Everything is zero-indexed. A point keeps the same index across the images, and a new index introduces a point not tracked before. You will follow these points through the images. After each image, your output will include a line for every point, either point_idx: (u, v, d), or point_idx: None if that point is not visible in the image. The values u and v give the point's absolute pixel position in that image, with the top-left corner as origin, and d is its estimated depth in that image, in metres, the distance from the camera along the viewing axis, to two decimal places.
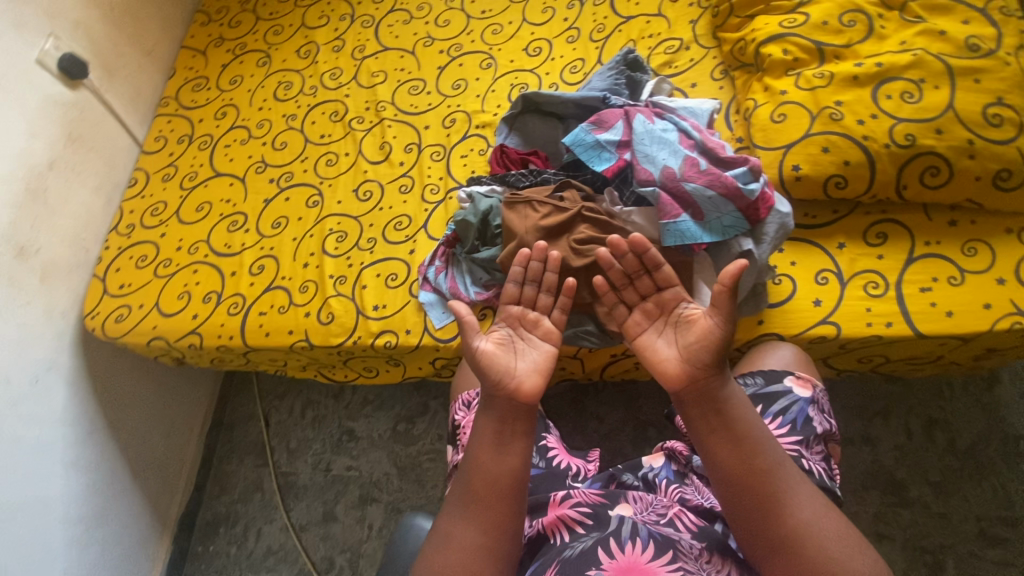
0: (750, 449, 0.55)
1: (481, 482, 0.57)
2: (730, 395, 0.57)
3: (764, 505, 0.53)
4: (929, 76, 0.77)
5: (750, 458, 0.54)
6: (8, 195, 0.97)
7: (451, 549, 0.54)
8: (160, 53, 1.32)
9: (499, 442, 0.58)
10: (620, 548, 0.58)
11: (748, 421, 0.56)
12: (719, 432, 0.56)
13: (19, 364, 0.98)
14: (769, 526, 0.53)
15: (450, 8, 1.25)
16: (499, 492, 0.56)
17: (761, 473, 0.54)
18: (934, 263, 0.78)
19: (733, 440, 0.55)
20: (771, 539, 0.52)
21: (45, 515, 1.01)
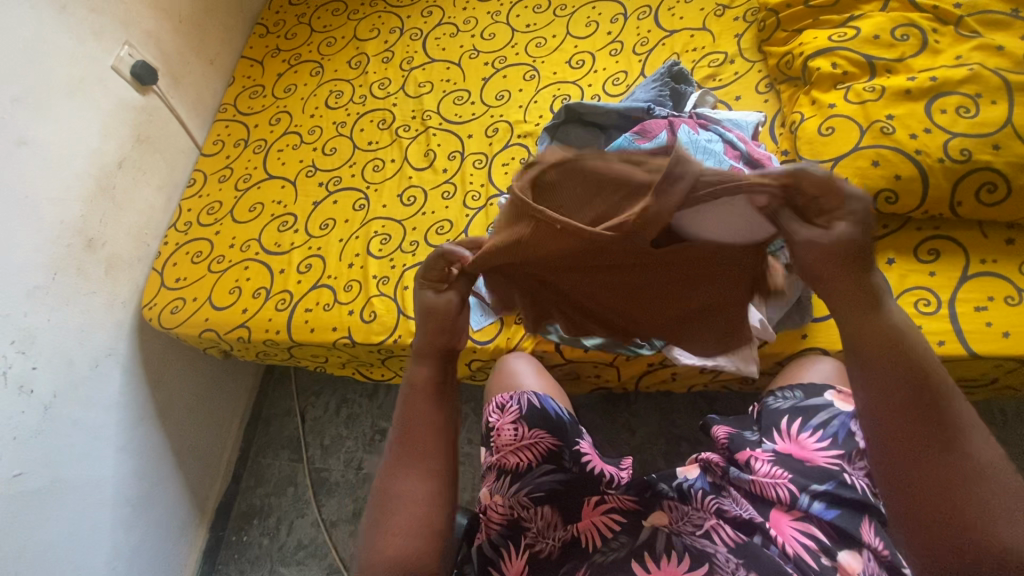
0: (917, 380, 0.42)
1: (417, 510, 0.50)
2: (895, 316, 0.44)
3: (926, 446, 0.41)
4: (986, 91, 0.75)
5: (916, 391, 0.42)
6: (81, 191, 1.04)
7: (399, 508, 0.50)
8: (221, 62, 1.40)
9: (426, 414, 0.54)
10: (654, 560, 0.61)
11: (916, 348, 0.43)
12: (884, 364, 0.43)
13: (82, 349, 1.04)
14: (937, 481, 0.41)
15: (496, 22, 1.29)
16: (426, 449, 0.53)
17: (929, 409, 0.42)
18: (989, 281, 0.76)
19: (896, 365, 0.43)
20: (931, 485, 0.41)
21: (95, 494, 1.05)
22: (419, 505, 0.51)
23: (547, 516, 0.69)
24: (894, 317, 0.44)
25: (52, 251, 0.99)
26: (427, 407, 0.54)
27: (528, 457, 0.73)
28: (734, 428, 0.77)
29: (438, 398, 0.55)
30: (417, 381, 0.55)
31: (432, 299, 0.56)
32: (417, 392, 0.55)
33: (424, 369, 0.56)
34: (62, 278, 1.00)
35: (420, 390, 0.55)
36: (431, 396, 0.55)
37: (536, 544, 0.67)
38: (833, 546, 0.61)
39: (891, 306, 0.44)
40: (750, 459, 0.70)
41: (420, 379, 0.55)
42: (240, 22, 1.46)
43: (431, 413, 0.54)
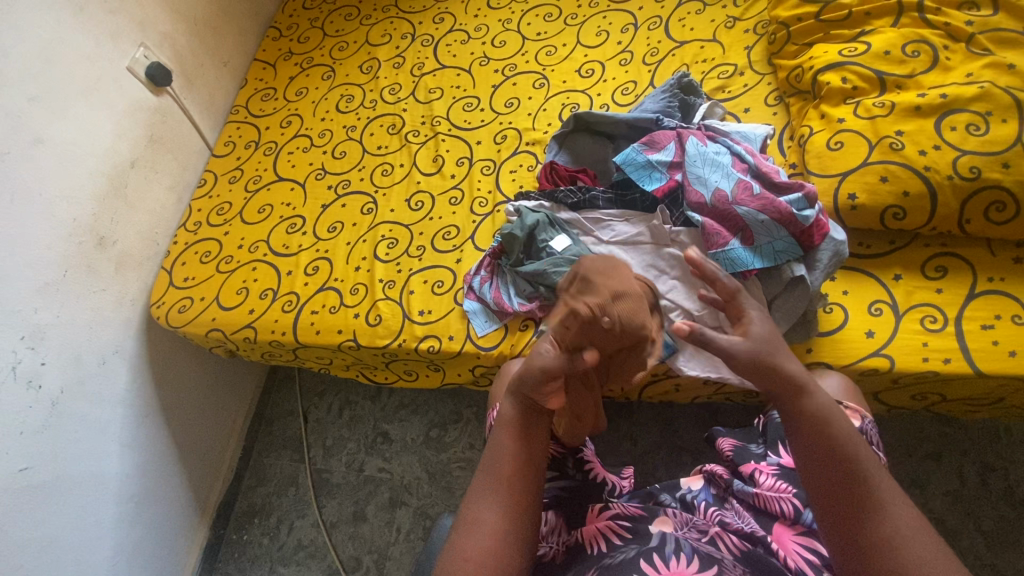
0: (835, 455, 0.49)
1: (507, 475, 0.56)
2: (818, 400, 0.51)
3: (854, 526, 0.47)
4: (997, 109, 0.75)
5: (832, 463, 0.49)
6: (94, 189, 1.06)
7: (479, 535, 0.53)
8: (234, 64, 1.41)
9: (505, 453, 0.57)
10: (666, 562, 0.58)
11: (840, 428, 0.50)
12: (800, 433, 0.51)
13: (89, 346, 1.05)
14: (846, 524, 0.47)
15: (507, 30, 1.30)
16: (506, 479, 0.56)
17: (850, 483, 0.48)
18: (997, 300, 0.75)
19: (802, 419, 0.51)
20: (853, 534, 0.47)
21: (100, 490, 1.06)
22: (511, 486, 0.56)
23: (551, 521, 0.68)
24: (816, 403, 0.51)
25: (63, 248, 1.00)
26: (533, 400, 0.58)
27: None
28: (738, 439, 0.78)
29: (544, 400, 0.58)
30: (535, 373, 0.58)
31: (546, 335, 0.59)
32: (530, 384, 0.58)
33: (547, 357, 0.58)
34: (73, 275, 1.02)
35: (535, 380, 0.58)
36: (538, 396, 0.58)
37: (540, 549, 0.66)
38: None
39: (813, 397, 0.52)
40: (755, 471, 0.70)
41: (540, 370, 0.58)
42: (254, 25, 1.48)
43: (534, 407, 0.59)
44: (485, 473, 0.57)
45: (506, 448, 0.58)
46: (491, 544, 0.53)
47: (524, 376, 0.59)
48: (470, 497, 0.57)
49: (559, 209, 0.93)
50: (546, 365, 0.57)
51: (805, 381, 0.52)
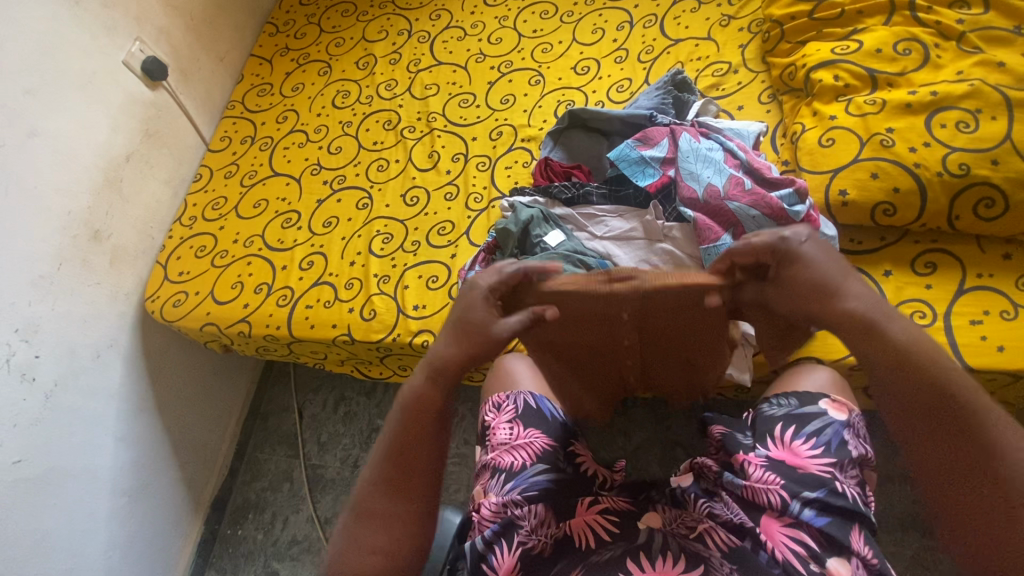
0: (929, 385, 0.47)
1: (410, 462, 0.54)
2: (899, 334, 0.49)
3: (970, 460, 0.46)
4: (986, 106, 0.76)
5: (932, 398, 0.47)
6: (89, 183, 1.06)
7: (380, 530, 0.53)
8: (231, 59, 1.42)
9: (412, 441, 0.55)
10: (652, 561, 0.61)
11: (923, 356, 0.48)
12: (894, 377, 0.48)
13: (84, 340, 1.05)
14: (964, 461, 0.46)
15: (503, 27, 1.30)
16: (406, 463, 0.54)
17: (952, 411, 0.46)
18: (985, 296, 0.76)
19: (892, 360, 0.49)
20: (971, 470, 0.45)
21: (93, 484, 1.06)
22: (412, 472, 0.54)
23: (539, 514, 0.68)
24: (898, 337, 0.49)
25: (58, 241, 1.00)
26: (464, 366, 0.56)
27: (524, 456, 0.75)
28: (728, 429, 0.77)
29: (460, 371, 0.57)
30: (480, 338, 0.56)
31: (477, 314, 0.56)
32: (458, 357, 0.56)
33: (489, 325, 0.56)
34: (68, 268, 1.02)
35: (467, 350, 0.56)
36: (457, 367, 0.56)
37: (529, 541, 0.66)
38: (823, 552, 0.62)
39: (892, 330, 0.49)
40: (745, 463, 0.71)
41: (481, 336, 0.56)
42: (251, 21, 1.48)
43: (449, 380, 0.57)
44: (388, 460, 0.55)
45: (412, 431, 0.55)
46: (392, 534, 0.53)
47: (477, 350, 0.55)
48: (374, 489, 0.54)
49: (553, 205, 0.94)
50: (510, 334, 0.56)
51: (878, 318, 0.50)
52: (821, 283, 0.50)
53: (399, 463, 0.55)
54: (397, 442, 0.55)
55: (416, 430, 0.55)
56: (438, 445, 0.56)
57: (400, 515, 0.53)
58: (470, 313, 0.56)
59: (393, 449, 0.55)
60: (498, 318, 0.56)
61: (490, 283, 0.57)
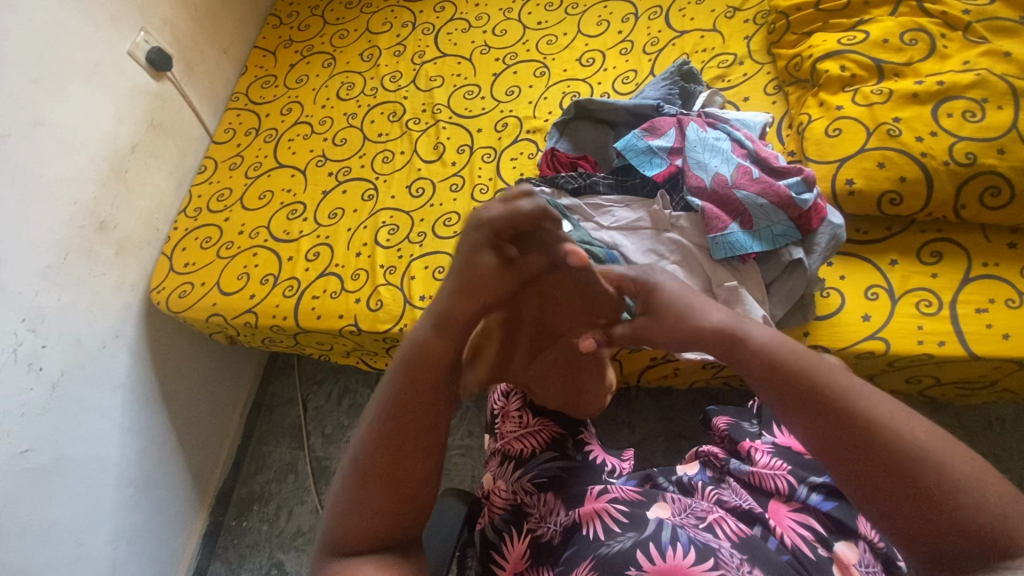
0: (796, 388, 0.45)
1: (405, 430, 0.51)
2: (761, 336, 0.48)
3: (892, 469, 0.41)
4: (992, 96, 0.76)
5: (815, 399, 0.45)
6: (94, 173, 1.06)
7: (386, 491, 0.50)
8: (234, 51, 1.41)
9: (406, 401, 0.51)
10: (662, 554, 0.59)
11: (793, 358, 0.46)
12: (787, 383, 0.46)
13: (90, 330, 1.05)
14: (884, 468, 0.41)
15: (508, 18, 1.30)
16: (406, 418, 0.51)
17: (843, 418, 0.43)
18: (990, 284, 0.77)
19: (766, 368, 0.47)
20: (887, 479, 0.41)
21: (99, 474, 1.07)
22: (409, 439, 0.51)
23: (550, 502, 0.70)
24: (759, 342, 0.48)
25: (64, 231, 1.00)
26: (464, 312, 0.50)
27: (532, 444, 0.75)
28: (733, 418, 0.79)
29: (455, 320, 0.50)
30: (474, 283, 0.49)
31: (480, 261, 0.49)
32: (455, 302, 0.50)
33: (492, 263, 0.49)
34: (73, 259, 1.02)
35: (471, 290, 0.50)
36: (446, 323, 0.50)
37: (538, 529, 0.67)
38: (830, 536, 0.63)
39: (754, 337, 0.48)
40: (751, 450, 0.72)
41: (463, 289, 0.50)
42: (254, 13, 1.48)
43: (451, 331, 0.51)
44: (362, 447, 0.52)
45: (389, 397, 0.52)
46: (369, 525, 0.51)
47: (478, 287, 0.50)
48: (375, 453, 0.51)
49: (558, 195, 0.93)
50: (514, 270, 0.51)
51: (733, 322, 0.49)
52: (681, 305, 0.50)
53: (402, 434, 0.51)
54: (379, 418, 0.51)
55: (414, 392, 0.51)
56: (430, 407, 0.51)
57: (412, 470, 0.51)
58: (478, 256, 0.49)
59: (391, 415, 0.51)
60: (506, 259, 0.50)
61: (502, 217, 0.48)
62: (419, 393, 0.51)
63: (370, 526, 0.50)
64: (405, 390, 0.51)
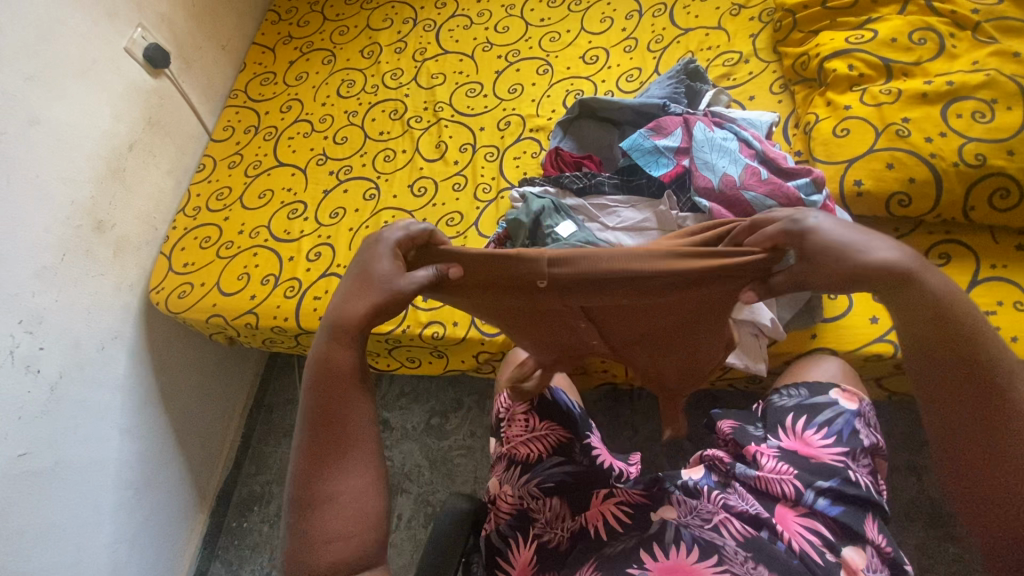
0: (919, 321, 0.49)
1: (333, 436, 0.53)
2: (933, 283, 0.48)
3: (976, 403, 0.47)
4: (1002, 97, 0.76)
5: (944, 333, 0.48)
6: (91, 172, 1.04)
7: (338, 505, 0.50)
8: (232, 47, 1.39)
9: (342, 414, 0.53)
10: (665, 553, 0.62)
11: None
12: (910, 313, 0.49)
13: (88, 332, 1.04)
14: (978, 412, 0.47)
15: (510, 15, 1.28)
16: (332, 424, 0.53)
17: (948, 341, 0.48)
18: (998, 286, 0.76)
19: (894, 300, 0.49)
20: (992, 416, 0.47)
21: (98, 477, 1.05)
22: (346, 468, 0.52)
23: (556, 507, 0.70)
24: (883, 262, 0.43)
25: (61, 231, 0.99)
26: (359, 316, 0.54)
27: (540, 447, 0.75)
28: (738, 421, 0.78)
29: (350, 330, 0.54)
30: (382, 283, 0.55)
31: (384, 268, 0.55)
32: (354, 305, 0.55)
33: (391, 265, 0.55)
34: (71, 259, 1.00)
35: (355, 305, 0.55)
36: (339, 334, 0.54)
37: (545, 535, 0.68)
38: (837, 541, 0.63)
39: (888, 264, 0.48)
40: (757, 454, 0.71)
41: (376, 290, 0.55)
42: (253, 8, 1.46)
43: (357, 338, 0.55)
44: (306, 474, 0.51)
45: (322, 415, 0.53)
46: (350, 524, 0.50)
47: (384, 303, 0.54)
48: (320, 469, 0.51)
49: (564, 195, 0.92)
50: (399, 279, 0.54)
51: (870, 250, 0.46)
52: (832, 242, 0.48)
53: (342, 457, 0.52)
54: (324, 459, 0.52)
55: (333, 390, 0.53)
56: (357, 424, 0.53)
57: (354, 482, 0.52)
58: (377, 263, 0.55)
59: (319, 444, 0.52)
60: (404, 274, 0.55)
61: (399, 240, 0.57)
62: (341, 394, 0.54)
63: (329, 555, 0.49)
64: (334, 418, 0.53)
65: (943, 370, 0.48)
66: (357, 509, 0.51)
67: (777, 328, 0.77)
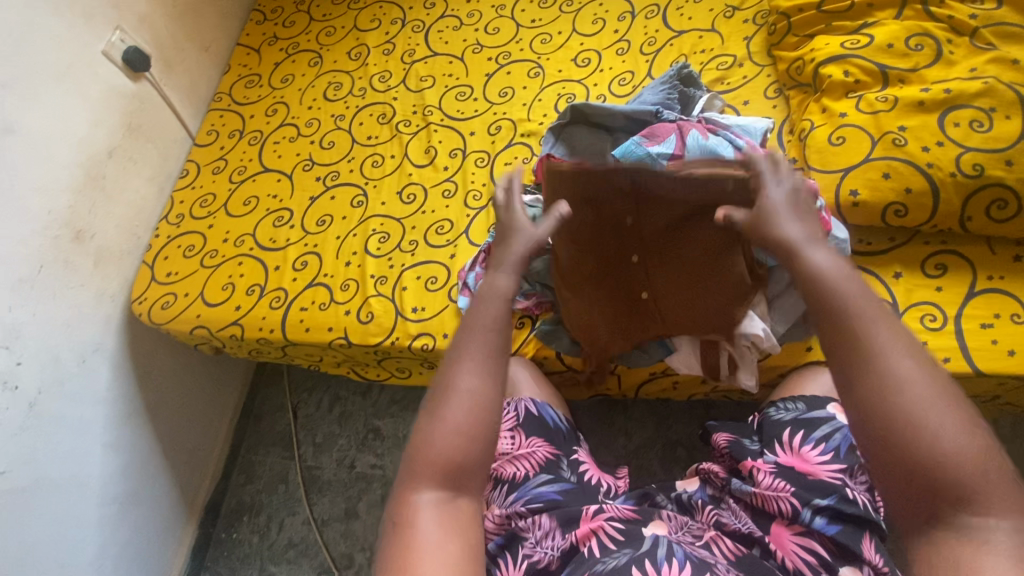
0: (832, 307, 0.49)
1: (465, 348, 0.54)
2: (822, 264, 0.52)
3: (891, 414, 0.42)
4: (1001, 105, 0.74)
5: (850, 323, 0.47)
6: (69, 181, 1.01)
7: (457, 403, 0.50)
8: (216, 49, 1.36)
9: (479, 327, 0.54)
10: (658, 569, 0.57)
11: (827, 283, 0.50)
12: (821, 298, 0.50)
13: (68, 345, 1.01)
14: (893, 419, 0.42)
15: (501, 16, 1.26)
16: (495, 352, 0.53)
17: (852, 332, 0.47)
18: (996, 298, 0.75)
19: (816, 292, 0.50)
20: (892, 425, 0.42)
21: (81, 493, 1.03)
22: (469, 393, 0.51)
23: (544, 525, 0.67)
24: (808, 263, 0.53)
25: (38, 242, 0.96)
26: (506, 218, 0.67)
27: (526, 467, 0.74)
28: (733, 435, 0.77)
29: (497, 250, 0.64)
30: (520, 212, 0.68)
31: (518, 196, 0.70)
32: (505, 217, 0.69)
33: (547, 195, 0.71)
34: (48, 271, 0.97)
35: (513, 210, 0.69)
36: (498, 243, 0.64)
37: (534, 555, 0.64)
38: (834, 561, 0.61)
39: (813, 259, 0.53)
40: (753, 470, 0.70)
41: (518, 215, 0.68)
42: (237, 8, 1.42)
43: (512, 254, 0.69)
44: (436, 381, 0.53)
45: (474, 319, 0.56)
46: (463, 425, 0.50)
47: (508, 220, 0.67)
48: (447, 366, 0.53)
49: None
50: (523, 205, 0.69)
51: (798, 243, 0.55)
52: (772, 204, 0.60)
53: (447, 376, 0.53)
54: (451, 377, 0.52)
55: (477, 313, 0.57)
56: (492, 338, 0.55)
57: (473, 383, 0.51)
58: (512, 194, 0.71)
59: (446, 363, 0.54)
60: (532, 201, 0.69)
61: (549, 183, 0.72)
62: (483, 318, 0.56)
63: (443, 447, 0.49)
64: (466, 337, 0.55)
65: (848, 370, 0.46)
66: (471, 412, 0.50)
67: (772, 341, 0.76)
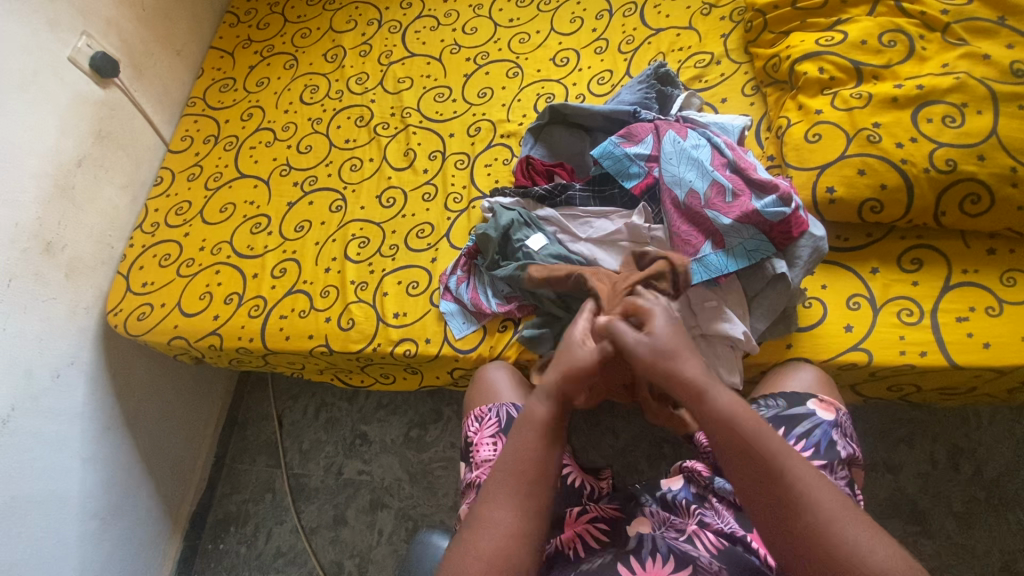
0: (746, 453, 0.49)
1: (511, 465, 0.53)
2: (720, 400, 0.51)
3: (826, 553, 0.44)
4: (972, 101, 0.75)
5: (760, 468, 0.48)
6: (37, 192, 0.99)
7: (491, 535, 0.50)
8: (189, 52, 1.33)
9: (511, 457, 0.54)
10: (642, 563, 0.58)
11: (747, 426, 0.50)
12: (728, 451, 0.50)
13: (41, 359, 0.98)
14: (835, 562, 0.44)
15: (478, 16, 1.25)
16: (539, 480, 0.53)
17: (766, 475, 0.48)
18: (971, 292, 0.76)
19: (723, 451, 0.50)
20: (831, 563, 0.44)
21: (60, 510, 1.01)
22: (512, 528, 0.50)
23: None
24: (719, 405, 0.51)
25: (6, 256, 0.93)
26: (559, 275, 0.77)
27: None
28: None
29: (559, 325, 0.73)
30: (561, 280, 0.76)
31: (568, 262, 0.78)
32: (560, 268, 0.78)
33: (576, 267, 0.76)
34: (18, 284, 0.95)
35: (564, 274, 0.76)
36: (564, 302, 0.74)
37: None
38: None
39: (714, 397, 0.51)
40: None
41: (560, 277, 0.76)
42: (209, 10, 1.40)
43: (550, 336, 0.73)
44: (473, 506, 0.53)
45: (522, 446, 0.54)
46: (502, 545, 0.50)
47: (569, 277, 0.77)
48: (483, 494, 0.53)
49: (530, 205, 0.92)
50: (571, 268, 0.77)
51: (703, 382, 0.52)
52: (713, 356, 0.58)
53: (486, 505, 0.52)
54: (486, 510, 0.52)
55: (521, 430, 0.55)
56: (530, 460, 0.53)
57: (506, 516, 0.51)
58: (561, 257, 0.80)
59: (486, 485, 0.54)
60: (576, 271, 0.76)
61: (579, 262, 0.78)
62: (528, 439, 0.54)
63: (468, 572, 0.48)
64: (506, 459, 0.54)
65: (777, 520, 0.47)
66: (502, 551, 0.49)
67: (750, 341, 0.75)
